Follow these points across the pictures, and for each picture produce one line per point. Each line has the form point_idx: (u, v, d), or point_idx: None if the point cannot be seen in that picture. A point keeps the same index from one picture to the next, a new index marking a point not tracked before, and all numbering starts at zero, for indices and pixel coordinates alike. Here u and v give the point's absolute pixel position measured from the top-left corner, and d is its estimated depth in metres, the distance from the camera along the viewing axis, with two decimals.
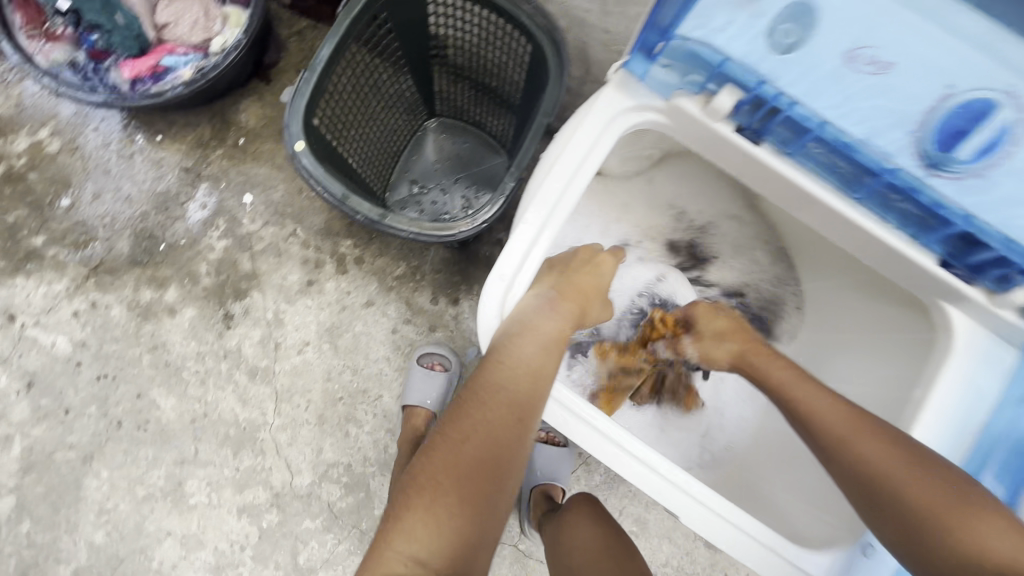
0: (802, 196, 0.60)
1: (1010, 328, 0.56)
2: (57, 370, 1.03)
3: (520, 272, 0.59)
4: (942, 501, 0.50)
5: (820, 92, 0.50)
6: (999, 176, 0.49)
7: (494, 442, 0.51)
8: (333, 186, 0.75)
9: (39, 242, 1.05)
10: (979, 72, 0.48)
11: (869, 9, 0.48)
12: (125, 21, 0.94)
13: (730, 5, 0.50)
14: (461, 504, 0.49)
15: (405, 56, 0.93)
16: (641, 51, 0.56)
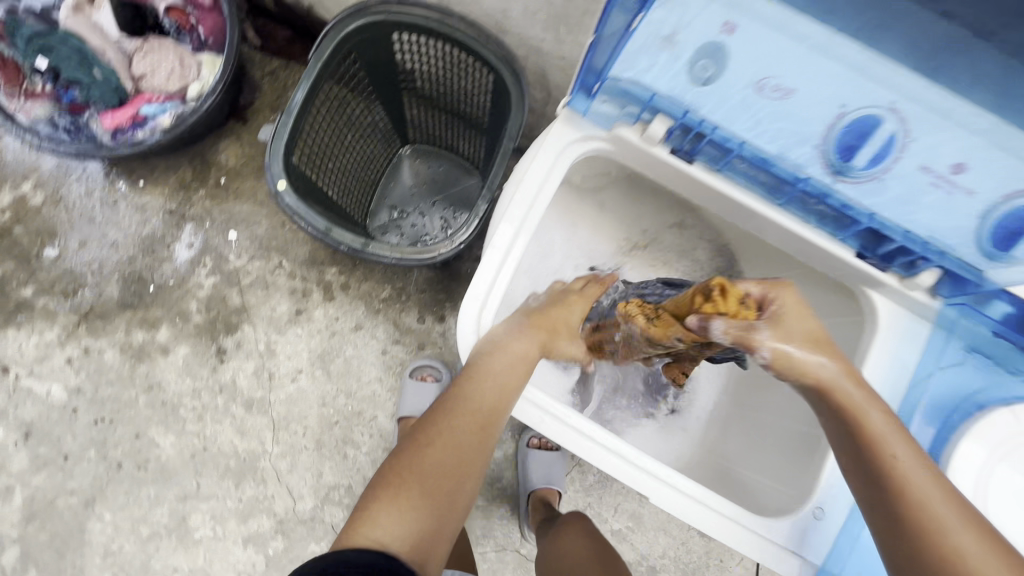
0: (735, 205, 0.67)
1: (925, 307, 0.63)
2: (53, 418, 1.04)
3: (491, 293, 0.63)
4: (937, 500, 0.49)
5: (736, 118, 0.57)
6: (894, 177, 0.56)
7: (459, 445, 0.56)
8: (316, 220, 0.79)
9: (28, 293, 1.07)
10: (868, 93, 0.52)
11: (778, 43, 0.52)
12: (102, 76, 0.98)
13: (652, 47, 0.55)
14: (424, 499, 0.52)
15: (377, 91, 0.97)
16: (581, 91, 0.62)
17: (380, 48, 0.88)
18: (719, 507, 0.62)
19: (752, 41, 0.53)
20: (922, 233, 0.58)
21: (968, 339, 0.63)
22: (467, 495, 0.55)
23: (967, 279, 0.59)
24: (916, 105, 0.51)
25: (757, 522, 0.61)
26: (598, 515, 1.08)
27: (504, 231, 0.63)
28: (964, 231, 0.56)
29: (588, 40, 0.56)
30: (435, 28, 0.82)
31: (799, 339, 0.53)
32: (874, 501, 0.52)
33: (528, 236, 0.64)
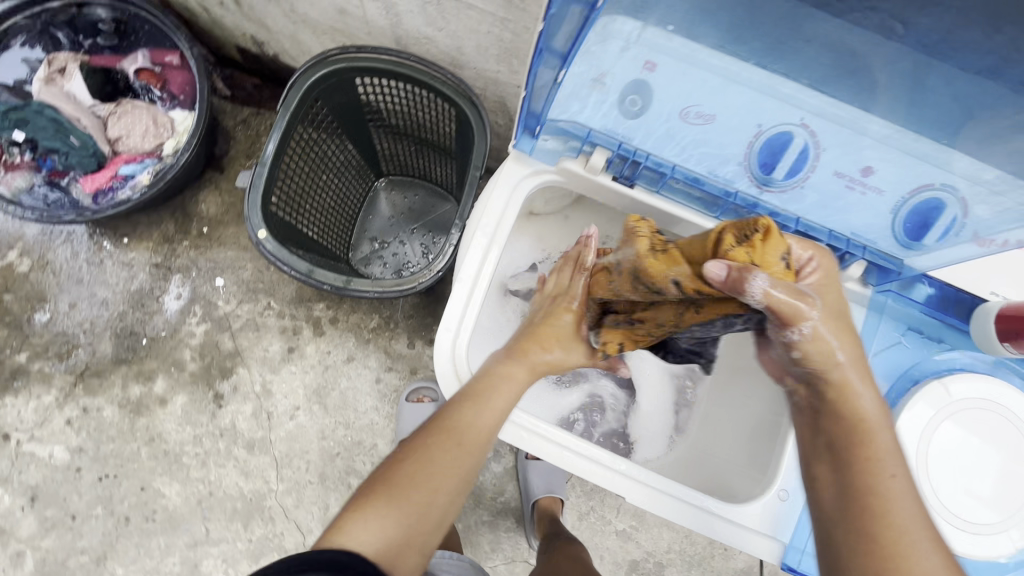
0: (672, 219, 0.68)
1: (862, 295, 0.65)
2: (58, 479, 1.06)
3: (463, 324, 0.64)
4: (920, 529, 0.45)
5: (664, 146, 0.60)
6: (811, 186, 0.57)
7: (432, 459, 0.54)
8: (298, 263, 0.83)
9: (23, 359, 1.09)
10: (783, 113, 0.52)
11: (697, 75, 0.51)
12: (79, 142, 1.01)
13: (583, 89, 0.55)
14: (392, 510, 0.50)
15: (345, 130, 1.00)
16: (524, 133, 0.63)
17: (344, 92, 0.92)
18: (695, 498, 0.62)
19: (673, 78, 0.53)
20: (845, 231, 0.60)
21: (899, 319, 0.64)
22: (439, 513, 0.53)
23: (889, 267, 0.61)
24: (827, 122, 0.51)
25: (729, 509, 0.61)
26: (602, 518, 1.11)
27: (469, 261, 0.65)
28: (881, 230, 0.58)
29: (521, 94, 0.55)
30: (395, 69, 0.86)
31: (835, 316, 0.50)
32: (846, 518, 0.47)
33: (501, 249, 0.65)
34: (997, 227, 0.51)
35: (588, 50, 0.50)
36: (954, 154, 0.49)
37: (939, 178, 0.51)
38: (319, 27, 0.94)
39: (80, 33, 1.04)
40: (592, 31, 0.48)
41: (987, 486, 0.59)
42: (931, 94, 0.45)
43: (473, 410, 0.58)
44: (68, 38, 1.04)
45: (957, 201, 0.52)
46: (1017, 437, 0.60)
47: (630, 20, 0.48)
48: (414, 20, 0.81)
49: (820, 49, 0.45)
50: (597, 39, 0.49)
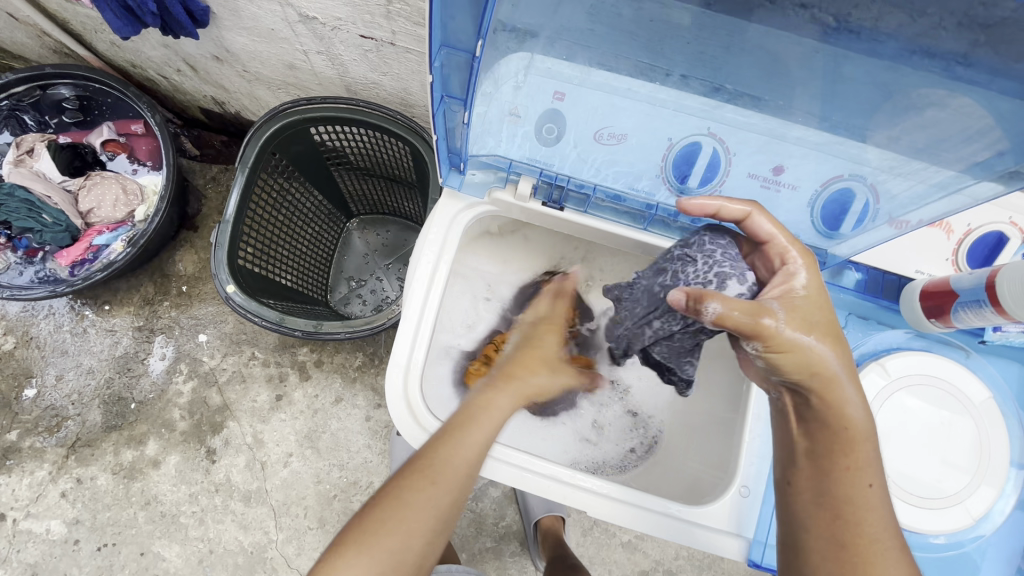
0: (607, 234, 0.70)
1: None
2: (57, 554, 1.05)
3: (413, 359, 0.64)
4: (882, 541, 0.46)
5: (582, 167, 0.62)
6: (727, 191, 0.59)
7: (409, 502, 0.50)
8: (268, 313, 0.84)
9: (13, 436, 1.09)
10: (690, 127, 0.54)
11: (604, 99, 0.54)
12: (52, 219, 1.02)
13: (501, 122, 0.58)
14: (363, 558, 0.47)
15: (308, 177, 1.03)
16: (451, 169, 0.65)
17: (301, 142, 0.95)
18: (656, 503, 0.62)
19: (582, 106, 0.55)
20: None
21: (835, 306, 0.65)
22: (417, 556, 0.49)
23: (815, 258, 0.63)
24: (727, 127, 0.53)
25: (691, 512, 0.62)
26: (607, 531, 1.10)
27: (414, 299, 0.65)
28: (803, 224, 0.60)
29: (434, 137, 0.57)
30: (347, 115, 0.89)
31: (819, 327, 0.48)
32: (818, 527, 0.48)
33: (448, 265, 0.67)
34: (908, 206, 0.53)
35: (485, 93, 0.53)
36: (867, 147, 0.51)
37: (850, 169, 0.53)
38: (272, 83, 0.97)
39: (46, 113, 1.08)
40: (483, 76, 0.50)
41: (942, 461, 0.58)
42: (848, 85, 0.46)
43: (452, 449, 0.53)
44: (35, 119, 1.07)
45: (865, 186, 0.54)
46: (962, 402, 0.59)
47: (515, 58, 0.51)
48: (359, 68, 0.84)
49: (741, 55, 0.46)
50: (490, 84, 0.52)
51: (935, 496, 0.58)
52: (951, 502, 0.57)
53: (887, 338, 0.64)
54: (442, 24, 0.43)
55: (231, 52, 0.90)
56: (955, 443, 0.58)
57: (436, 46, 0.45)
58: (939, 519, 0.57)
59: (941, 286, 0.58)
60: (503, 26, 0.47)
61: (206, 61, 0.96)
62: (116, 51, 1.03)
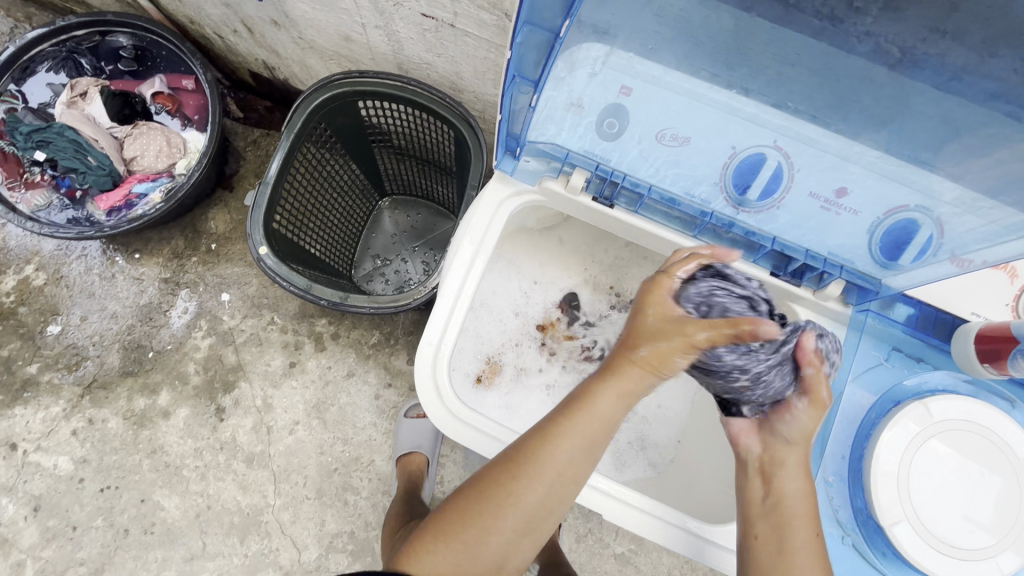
0: (653, 237, 0.69)
1: (842, 314, 0.65)
2: (61, 490, 1.07)
3: (444, 343, 0.63)
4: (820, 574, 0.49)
5: (639, 166, 0.61)
6: (786, 207, 0.58)
7: (485, 501, 0.51)
8: (297, 280, 0.85)
9: (33, 369, 1.12)
10: (757, 137, 0.53)
11: (668, 100, 0.53)
12: (96, 162, 1.05)
13: (562, 111, 0.57)
14: (439, 546, 0.51)
15: (348, 149, 1.03)
16: (506, 154, 0.64)
17: (348, 114, 0.95)
18: (672, 516, 0.62)
19: (647, 104, 0.54)
20: (822, 250, 0.60)
21: (882, 339, 0.64)
22: (494, 554, 0.51)
23: (867, 287, 0.61)
24: (798, 144, 0.51)
25: (706, 528, 0.62)
26: (600, 540, 1.08)
27: (452, 279, 0.65)
28: (858, 249, 0.58)
29: (497, 117, 0.56)
30: (396, 93, 0.89)
31: None
32: (767, 532, 0.52)
33: (487, 253, 0.67)
34: (972, 246, 0.51)
35: (558, 77, 0.52)
36: (934, 176, 0.49)
37: (915, 199, 0.51)
38: (326, 53, 0.98)
39: (102, 59, 1.10)
40: (558, 59, 0.49)
41: (973, 513, 0.56)
42: (921, 119, 0.45)
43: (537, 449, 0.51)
44: (91, 63, 1.10)
45: (931, 220, 0.51)
46: (1009, 455, 0.57)
47: (593, 49, 0.50)
48: (415, 46, 0.84)
49: (808, 76, 0.46)
50: (566, 67, 0.51)
51: (964, 547, 0.56)
52: (979, 556, 0.56)
53: (934, 379, 0.62)
54: (531, 1, 0.43)
55: (291, 18, 0.91)
56: (993, 497, 0.56)
57: (520, 23, 0.45)
58: (964, 570, 0.56)
59: (1001, 331, 0.56)
60: (581, 26, 0.47)
61: (264, 25, 0.97)
62: (177, 5, 1.04)
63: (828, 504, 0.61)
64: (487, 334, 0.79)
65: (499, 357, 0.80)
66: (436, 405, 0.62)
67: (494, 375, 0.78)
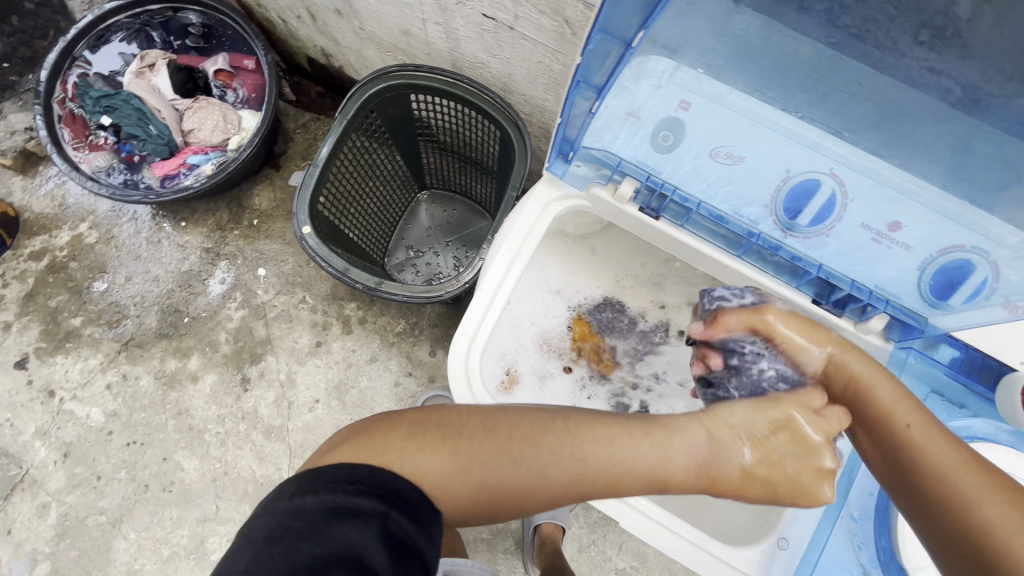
0: (695, 254, 0.68)
1: (882, 351, 0.63)
2: (90, 440, 1.12)
3: (479, 333, 0.65)
4: (956, 463, 0.46)
5: (692, 180, 0.60)
6: (836, 236, 0.57)
7: (531, 479, 0.47)
8: (335, 261, 0.87)
9: (77, 322, 1.17)
10: (815, 162, 0.52)
11: (727, 116, 0.54)
12: (156, 131, 1.11)
13: (617, 121, 0.58)
14: (462, 487, 0.46)
15: (394, 140, 1.05)
16: (557, 157, 0.66)
17: (398, 106, 0.97)
18: (689, 532, 0.62)
19: (706, 120, 0.55)
20: (868, 283, 0.59)
21: (921, 379, 0.62)
22: (495, 516, 0.50)
23: (912, 325, 0.59)
24: (855, 173, 0.51)
25: (723, 549, 0.61)
26: (603, 553, 1.08)
27: (492, 274, 0.66)
28: (907, 285, 0.57)
29: (556, 119, 0.58)
30: (448, 88, 0.91)
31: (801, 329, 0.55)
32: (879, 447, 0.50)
33: (527, 256, 0.67)
34: None
35: (622, 85, 0.53)
36: (993, 220, 0.48)
37: (971, 240, 0.50)
38: (383, 45, 1.00)
39: (172, 34, 1.16)
40: (625, 69, 0.52)
41: None
42: (979, 160, 0.45)
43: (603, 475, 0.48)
44: (161, 37, 1.16)
45: (987, 263, 0.50)
46: None
47: (658, 63, 0.52)
48: (471, 46, 0.86)
49: (866, 106, 0.47)
50: (631, 77, 0.53)
51: None
52: None
53: (974, 427, 0.61)
54: (610, 10, 0.46)
55: (354, 8, 0.94)
56: None
57: (594, 30, 0.48)
58: None
59: None
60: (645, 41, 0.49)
61: (328, 13, 1.01)
62: None
63: (850, 540, 0.61)
64: (510, 344, 0.77)
65: (518, 366, 0.77)
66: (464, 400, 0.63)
67: (514, 386, 0.75)
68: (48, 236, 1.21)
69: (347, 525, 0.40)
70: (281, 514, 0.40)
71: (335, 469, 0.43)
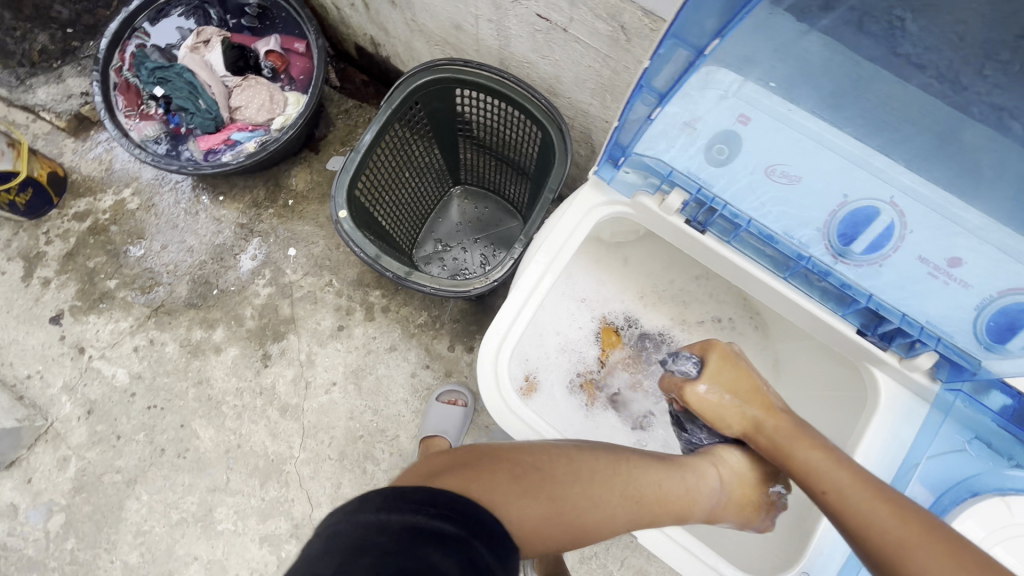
0: (735, 271, 0.66)
1: (926, 390, 0.60)
2: (114, 400, 1.15)
3: (511, 331, 0.65)
4: (882, 518, 0.52)
5: (746, 195, 0.60)
6: (891, 265, 0.57)
7: (599, 515, 0.55)
8: (367, 247, 0.88)
9: (112, 284, 1.20)
10: (874, 187, 0.55)
11: (789, 135, 0.56)
12: (206, 106, 1.13)
13: (673, 131, 0.59)
14: (547, 522, 0.51)
15: (435, 134, 1.06)
16: (607, 161, 0.65)
17: (444, 100, 0.98)
18: (706, 555, 0.63)
19: (767, 135, 0.57)
20: (920, 318, 0.57)
21: (967, 426, 0.59)
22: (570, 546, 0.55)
23: (963, 365, 0.56)
24: (915, 202, 0.53)
25: None
26: (603, 567, 1.06)
27: (528, 273, 0.66)
28: (961, 322, 0.55)
29: (613, 122, 0.59)
30: (493, 85, 0.91)
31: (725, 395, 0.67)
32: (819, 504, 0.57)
33: (564, 262, 0.67)
34: None
35: (687, 93, 0.56)
36: None
37: None
38: (433, 38, 1.01)
39: (229, 13, 1.20)
40: (692, 78, 0.54)
41: None
42: None
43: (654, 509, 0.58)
44: (217, 15, 1.20)
45: None
46: None
47: (727, 78, 0.55)
48: (522, 45, 0.86)
49: (925, 133, 0.50)
50: (698, 84, 0.55)
51: None
52: None
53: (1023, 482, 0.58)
54: (686, 17, 0.48)
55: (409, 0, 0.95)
56: None
57: (667, 35, 0.49)
58: None
59: None
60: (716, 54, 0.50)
61: (382, 4, 1.02)
62: None
63: None
64: (534, 350, 0.77)
65: (537, 373, 0.77)
66: (491, 402, 0.63)
67: (532, 393, 0.75)
68: (93, 198, 1.25)
69: (430, 547, 0.39)
70: (365, 527, 0.40)
71: (415, 490, 0.44)
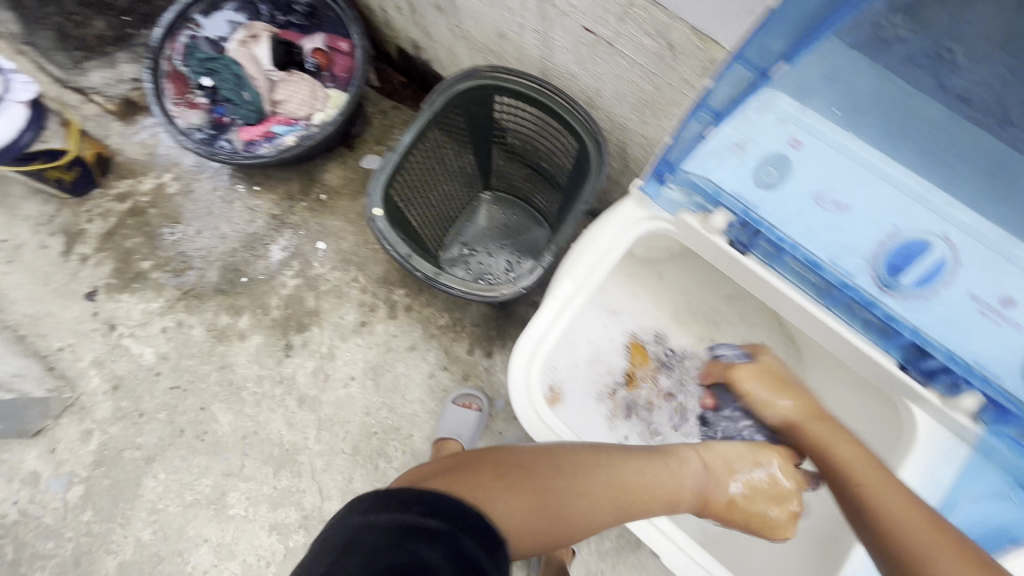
0: (773, 294, 0.65)
1: (967, 430, 0.59)
2: (139, 377, 1.18)
3: (545, 339, 0.65)
4: (911, 515, 0.53)
5: (793, 220, 0.59)
6: (941, 301, 0.56)
7: (583, 506, 0.58)
8: (400, 246, 0.89)
9: (146, 265, 1.23)
10: (927, 222, 0.55)
11: (842, 163, 0.57)
12: (250, 97, 1.18)
13: (725, 150, 0.60)
14: (531, 518, 0.54)
15: (473, 138, 1.07)
16: (653, 176, 0.66)
17: (484, 106, 0.99)
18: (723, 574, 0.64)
19: (817, 159, 0.57)
20: (967, 357, 0.55)
21: (1010, 470, 0.58)
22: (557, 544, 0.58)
23: (1009, 408, 0.55)
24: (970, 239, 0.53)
25: None
26: None
27: (565, 283, 0.66)
28: (1010, 364, 0.54)
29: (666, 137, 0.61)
30: (534, 94, 0.92)
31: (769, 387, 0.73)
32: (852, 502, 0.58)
33: (601, 275, 0.67)
34: None
35: (746, 116, 0.58)
36: None
37: None
38: (475, 45, 1.03)
39: (279, 10, 1.23)
40: (750, 100, 0.58)
41: None
42: None
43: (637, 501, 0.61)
44: (268, 11, 1.23)
45: None
46: None
47: (785, 102, 0.57)
48: (564, 56, 0.87)
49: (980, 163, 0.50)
50: (757, 107, 0.58)
51: None
52: None
53: None
54: (759, 39, 0.53)
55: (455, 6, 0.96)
56: None
57: (733, 57, 0.54)
58: None
59: None
60: None
61: (428, 9, 1.04)
62: None
63: None
64: (562, 360, 0.75)
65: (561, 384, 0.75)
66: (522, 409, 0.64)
67: (556, 402, 0.74)
68: (135, 181, 1.29)
69: (416, 540, 0.44)
70: (353, 529, 0.46)
71: (399, 493, 0.49)
